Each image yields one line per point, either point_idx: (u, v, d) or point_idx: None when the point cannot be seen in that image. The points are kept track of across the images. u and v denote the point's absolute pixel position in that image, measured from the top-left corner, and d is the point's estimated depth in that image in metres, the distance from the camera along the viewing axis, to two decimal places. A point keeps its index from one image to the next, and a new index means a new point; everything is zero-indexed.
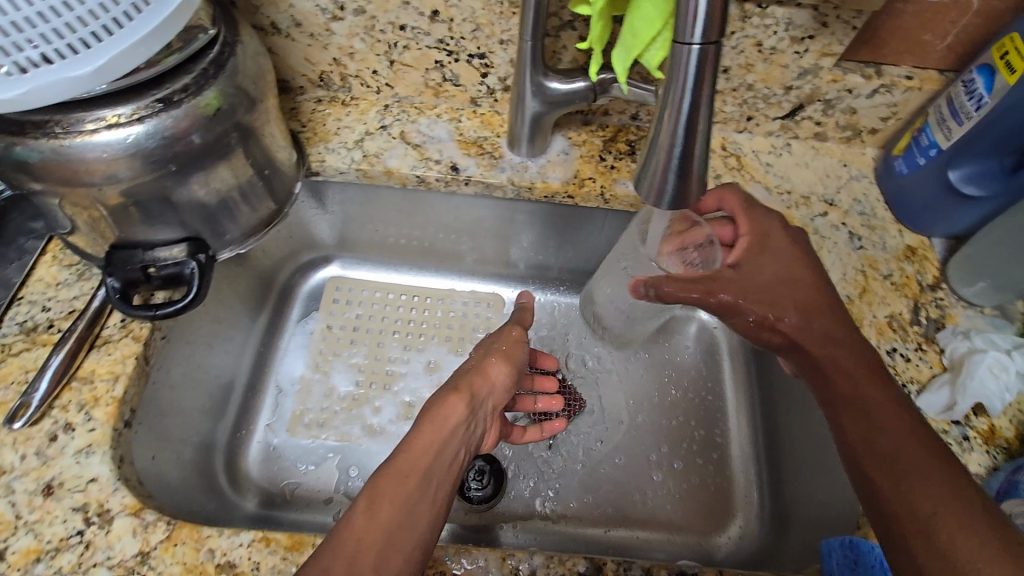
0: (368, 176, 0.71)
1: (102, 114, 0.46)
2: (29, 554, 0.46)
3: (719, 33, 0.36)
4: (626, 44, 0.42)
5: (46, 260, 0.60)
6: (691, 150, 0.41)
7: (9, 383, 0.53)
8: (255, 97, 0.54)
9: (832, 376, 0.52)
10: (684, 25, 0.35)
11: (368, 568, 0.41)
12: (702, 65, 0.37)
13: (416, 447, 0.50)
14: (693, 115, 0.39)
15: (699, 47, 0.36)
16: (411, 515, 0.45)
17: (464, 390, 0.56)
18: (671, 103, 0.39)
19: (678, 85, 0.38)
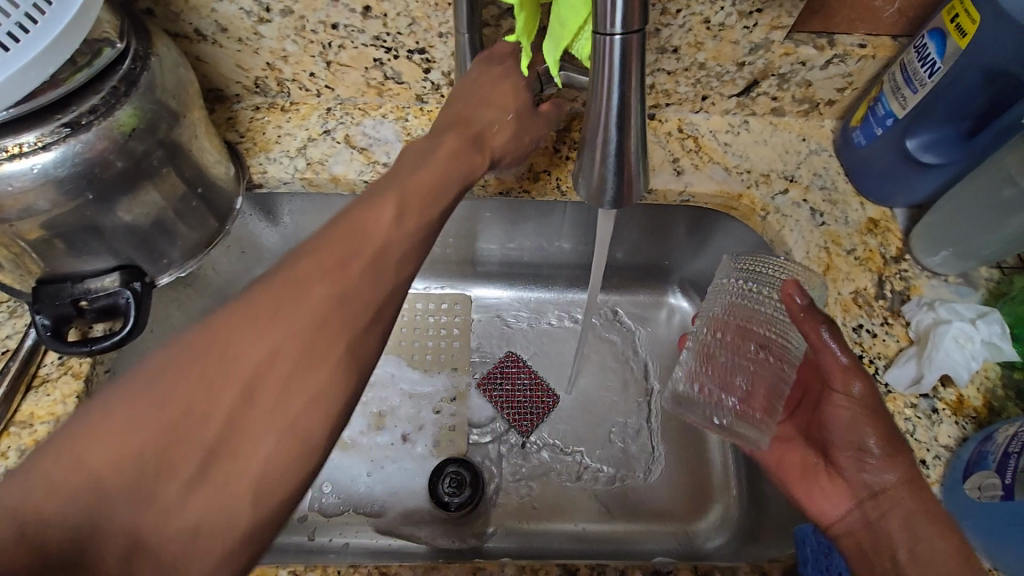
0: (314, 184, 0.68)
1: (4, 144, 0.43)
2: None
3: (641, 21, 0.33)
4: (554, 37, 0.40)
5: None
6: (626, 145, 0.39)
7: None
8: (176, 111, 0.51)
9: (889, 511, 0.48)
10: (602, 13, 0.33)
11: (282, 355, 0.39)
12: (626, 55, 0.35)
13: (364, 230, 0.45)
14: (624, 110, 0.37)
15: (621, 37, 0.34)
16: (340, 315, 0.42)
17: (470, 130, 0.57)
18: (599, 96, 0.37)
19: (604, 78, 0.36)
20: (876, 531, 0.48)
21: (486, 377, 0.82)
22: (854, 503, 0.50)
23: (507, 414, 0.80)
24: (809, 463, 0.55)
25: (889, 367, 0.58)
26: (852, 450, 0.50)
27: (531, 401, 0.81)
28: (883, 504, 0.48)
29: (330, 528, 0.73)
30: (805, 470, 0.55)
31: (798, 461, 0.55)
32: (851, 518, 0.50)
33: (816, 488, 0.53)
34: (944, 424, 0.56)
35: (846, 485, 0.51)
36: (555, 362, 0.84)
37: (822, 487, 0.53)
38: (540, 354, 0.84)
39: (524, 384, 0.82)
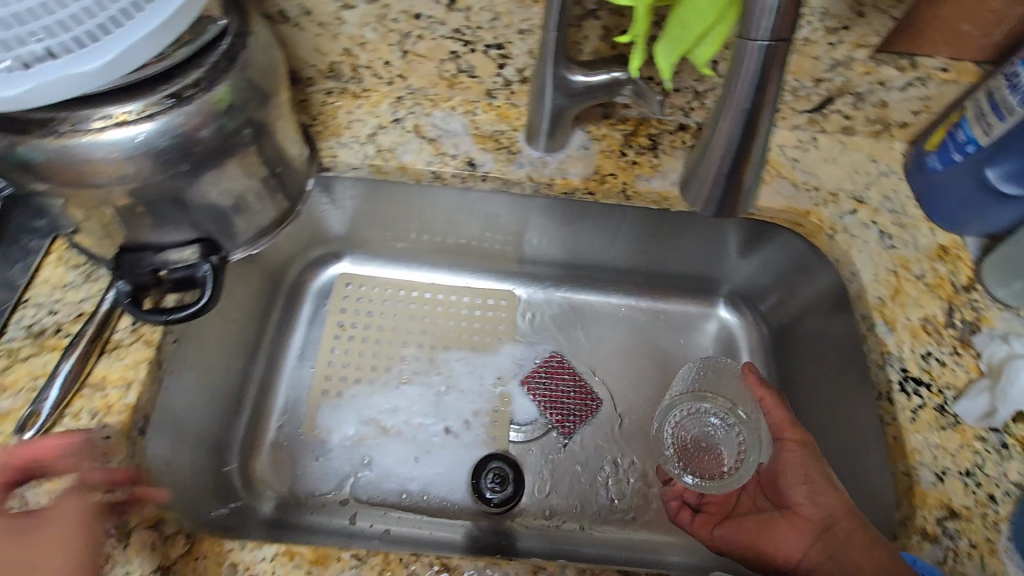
0: (381, 172, 0.69)
1: (111, 111, 0.43)
2: None
3: (790, 29, 0.33)
4: (674, 39, 0.40)
5: (51, 260, 0.58)
6: (750, 151, 0.39)
7: (15, 390, 0.51)
8: (267, 91, 0.51)
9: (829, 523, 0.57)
10: (753, 19, 0.33)
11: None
12: (768, 65, 0.35)
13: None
14: (755, 119, 0.37)
15: (768, 46, 0.34)
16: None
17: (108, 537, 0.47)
18: (730, 106, 0.37)
19: (742, 83, 0.36)
20: (834, 556, 0.55)
21: (529, 375, 0.82)
22: (813, 541, 0.58)
23: (549, 415, 0.79)
24: (767, 520, 0.63)
25: (959, 399, 0.58)
26: (804, 486, 0.62)
27: (574, 402, 0.80)
28: (823, 525, 0.58)
29: (372, 513, 0.71)
30: (765, 525, 0.62)
31: (758, 523, 0.63)
32: (814, 551, 0.57)
33: (775, 535, 0.61)
34: (1015, 460, 0.55)
35: (803, 524, 0.60)
36: (598, 366, 0.83)
37: (782, 534, 0.60)
38: (584, 357, 0.83)
39: (568, 385, 0.81)
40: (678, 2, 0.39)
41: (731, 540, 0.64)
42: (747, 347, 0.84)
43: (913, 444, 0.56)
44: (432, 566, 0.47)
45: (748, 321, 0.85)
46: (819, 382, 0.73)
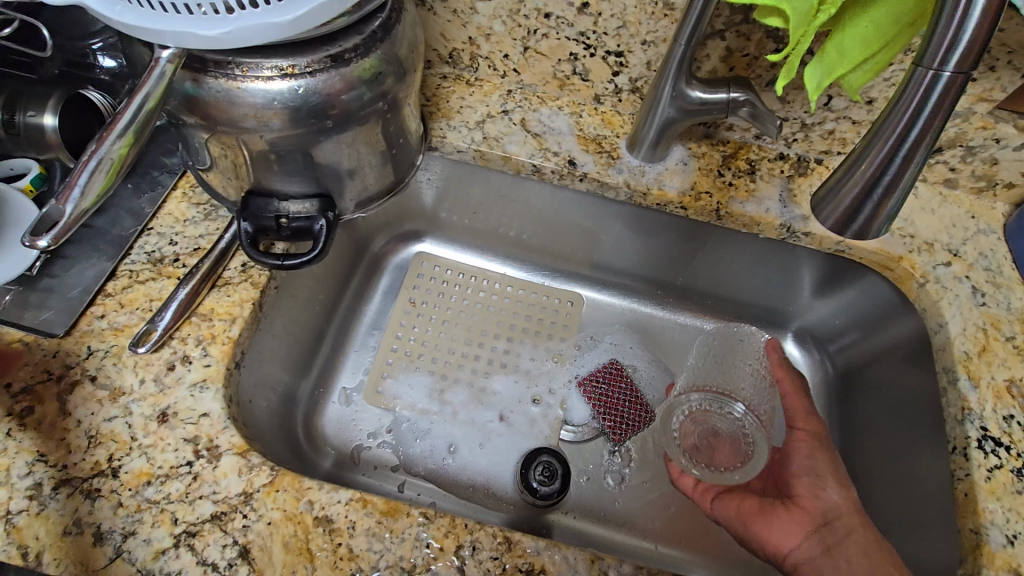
0: (484, 158, 0.72)
1: (279, 63, 0.46)
2: (142, 475, 0.48)
3: (973, 65, 0.37)
4: (830, 63, 0.44)
5: (177, 195, 0.62)
6: (899, 178, 0.43)
7: (132, 309, 0.54)
8: (406, 66, 0.54)
9: (832, 519, 0.56)
10: (936, 51, 0.37)
11: None
12: (945, 91, 0.38)
13: None
14: (913, 149, 0.41)
15: (949, 75, 0.37)
16: None
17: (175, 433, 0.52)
18: (896, 127, 0.41)
19: (910, 110, 0.39)
20: (831, 549, 0.53)
21: (587, 377, 0.82)
22: (810, 531, 0.56)
23: (603, 421, 0.79)
24: (766, 504, 0.59)
25: None
26: (810, 479, 0.60)
27: (629, 412, 0.80)
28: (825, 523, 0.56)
29: (419, 485, 0.73)
30: (763, 508, 0.59)
31: (756, 504, 0.59)
32: (809, 544, 0.55)
33: (773, 523, 0.57)
34: None
35: (803, 515, 0.57)
36: (655, 380, 0.83)
37: (781, 520, 0.57)
38: (643, 371, 0.83)
39: (624, 394, 0.81)
40: (831, 35, 0.45)
41: (725, 511, 0.61)
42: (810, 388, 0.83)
43: (985, 504, 0.54)
44: (495, 537, 0.48)
45: (815, 360, 0.83)
46: (883, 432, 0.72)
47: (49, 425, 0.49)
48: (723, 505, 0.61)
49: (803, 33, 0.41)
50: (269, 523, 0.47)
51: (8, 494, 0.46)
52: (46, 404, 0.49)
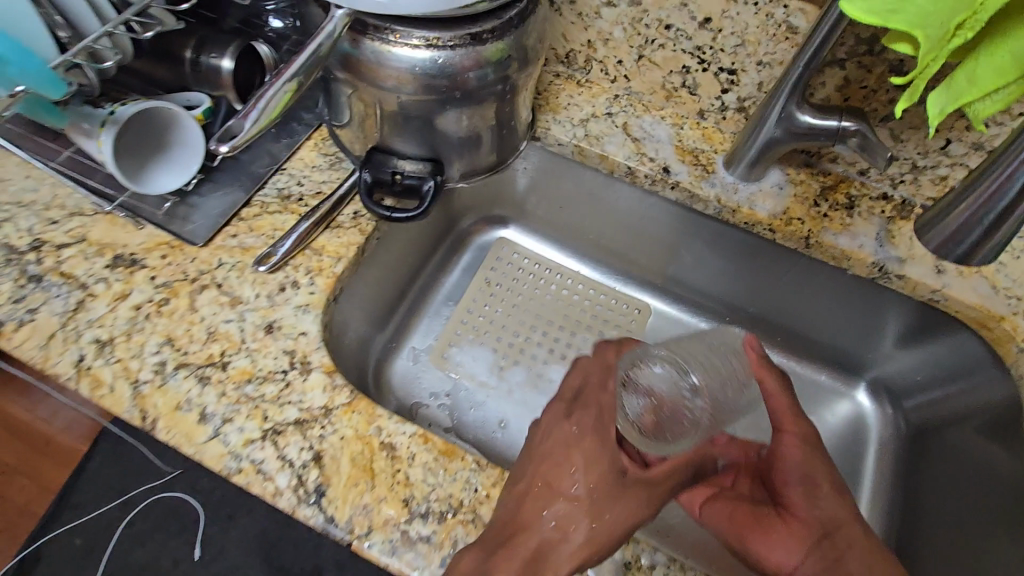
0: (582, 154, 0.75)
1: (426, 34, 0.52)
2: (244, 373, 0.54)
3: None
4: (957, 91, 0.44)
5: (309, 145, 0.69)
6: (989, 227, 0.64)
7: (260, 233, 0.62)
8: (531, 55, 0.59)
9: (831, 539, 0.48)
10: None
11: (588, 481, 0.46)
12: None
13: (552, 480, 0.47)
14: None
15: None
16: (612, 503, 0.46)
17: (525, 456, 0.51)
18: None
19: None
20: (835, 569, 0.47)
21: None
22: (808, 549, 0.49)
23: None
24: (758, 511, 0.52)
25: None
26: (805, 484, 0.51)
27: None
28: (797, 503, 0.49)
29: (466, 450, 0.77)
30: (756, 517, 0.52)
31: (748, 511, 0.53)
32: (810, 563, 0.48)
33: (766, 538, 0.51)
34: None
35: (800, 527, 0.50)
36: None
37: (776, 535, 0.50)
38: None
39: None
40: (962, 64, 0.45)
41: (716, 520, 0.55)
42: (875, 440, 0.79)
43: None
44: None
45: (886, 413, 0.80)
46: (952, 497, 0.68)
47: (179, 316, 0.56)
48: (715, 514, 0.55)
49: (934, 56, 0.42)
50: (342, 438, 0.52)
51: (140, 365, 0.53)
52: (179, 298, 0.57)
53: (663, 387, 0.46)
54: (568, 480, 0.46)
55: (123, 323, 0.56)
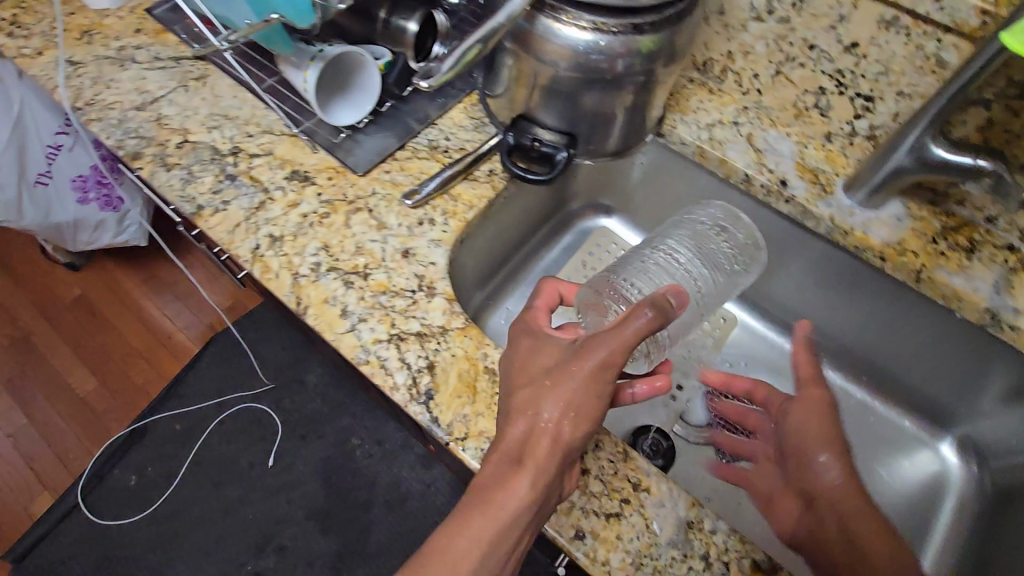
0: (703, 156, 0.79)
1: (594, 19, 0.59)
2: (380, 286, 0.63)
3: None
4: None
5: (460, 107, 0.78)
6: None
7: (409, 174, 0.71)
8: (678, 53, 0.64)
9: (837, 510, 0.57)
10: None
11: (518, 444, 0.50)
12: None
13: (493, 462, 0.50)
14: None
15: None
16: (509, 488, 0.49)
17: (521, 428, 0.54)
18: None
19: None
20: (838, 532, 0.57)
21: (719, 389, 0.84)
22: (814, 513, 0.59)
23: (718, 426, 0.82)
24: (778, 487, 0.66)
25: None
26: (816, 458, 0.61)
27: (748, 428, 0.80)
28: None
29: None
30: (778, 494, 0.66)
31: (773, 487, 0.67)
32: (810, 524, 0.60)
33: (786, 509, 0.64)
34: None
35: (809, 498, 0.61)
36: None
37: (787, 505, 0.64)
38: None
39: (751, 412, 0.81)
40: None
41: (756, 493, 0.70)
42: (954, 492, 0.79)
43: None
44: (616, 446, 0.55)
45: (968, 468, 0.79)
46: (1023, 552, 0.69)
47: (336, 229, 0.66)
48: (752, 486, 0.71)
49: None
50: (453, 356, 0.60)
51: (301, 261, 0.64)
52: (337, 215, 0.68)
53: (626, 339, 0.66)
54: (529, 408, 0.50)
55: (292, 225, 0.66)
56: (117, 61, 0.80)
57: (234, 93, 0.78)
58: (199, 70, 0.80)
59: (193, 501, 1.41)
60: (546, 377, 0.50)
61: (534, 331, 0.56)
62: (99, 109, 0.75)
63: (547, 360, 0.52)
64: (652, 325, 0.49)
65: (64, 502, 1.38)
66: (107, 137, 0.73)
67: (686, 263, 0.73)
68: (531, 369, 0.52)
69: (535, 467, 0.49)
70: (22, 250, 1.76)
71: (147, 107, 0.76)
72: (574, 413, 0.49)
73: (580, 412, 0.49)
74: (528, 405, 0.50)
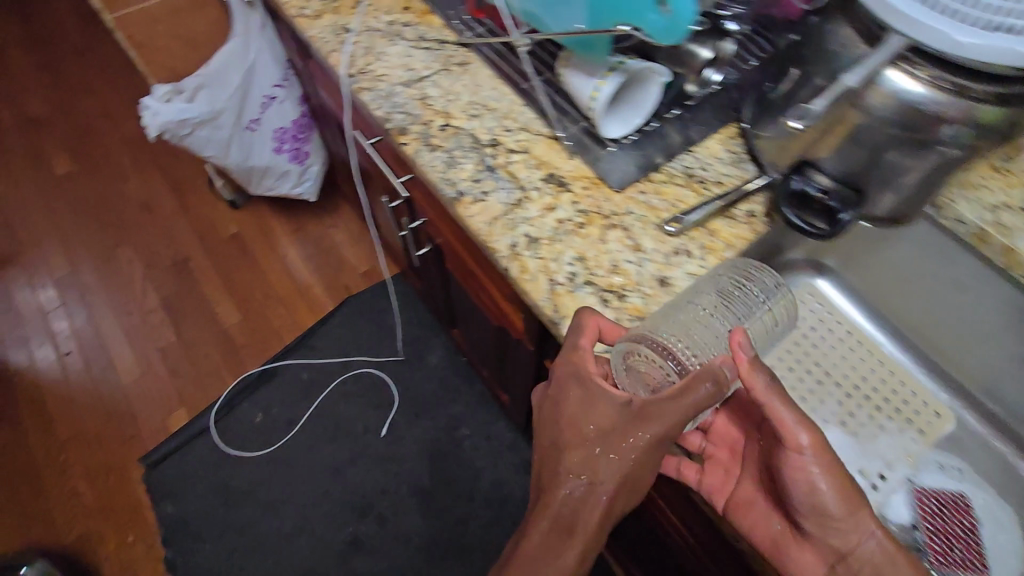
0: (980, 239, 0.72)
1: (948, 79, 0.53)
2: (636, 310, 0.61)
3: None
4: None
5: (719, 137, 0.74)
6: None
7: (667, 199, 0.68)
8: (1016, 127, 0.57)
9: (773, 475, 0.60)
10: None
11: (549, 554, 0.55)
12: None
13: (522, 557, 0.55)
14: None
15: None
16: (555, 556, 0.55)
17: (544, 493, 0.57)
18: None
19: None
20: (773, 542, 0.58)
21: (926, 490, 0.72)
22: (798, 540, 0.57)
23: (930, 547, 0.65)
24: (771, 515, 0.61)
25: None
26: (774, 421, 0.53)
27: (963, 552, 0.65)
28: (859, 497, 0.53)
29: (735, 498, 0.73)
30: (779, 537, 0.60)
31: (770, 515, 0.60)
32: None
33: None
34: None
35: (750, 468, 0.63)
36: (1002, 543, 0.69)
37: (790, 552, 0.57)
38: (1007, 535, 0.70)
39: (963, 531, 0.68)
40: None
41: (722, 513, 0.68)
42: None
43: None
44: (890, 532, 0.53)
45: None
46: None
47: (592, 241, 0.65)
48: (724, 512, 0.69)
49: None
50: None
51: (557, 267, 0.63)
52: (593, 227, 0.66)
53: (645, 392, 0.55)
54: (584, 471, 0.54)
55: (549, 229, 0.66)
56: (387, 35, 0.83)
57: (494, 85, 0.78)
58: (461, 56, 0.81)
59: (309, 450, 1.47)
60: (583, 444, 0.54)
61: (583, 377, 0.55)
62: (369, 78, 0.78)
63: (601, 419, 0.54)
64: (711, 400, 0.51)
65: (199, 421, 1.48)
66: (376, 107, 0.76)
67: (754, 292, 0.58)
68: (562, 427, 0.55)
69: (586, 535, 0.55)
70: (192, 181, 1.89)
71: (413, 84, 0.78)
72: (627, 483, 0.54)
73: (635, 477, 0.54)
74: (574, 478, 0.54)
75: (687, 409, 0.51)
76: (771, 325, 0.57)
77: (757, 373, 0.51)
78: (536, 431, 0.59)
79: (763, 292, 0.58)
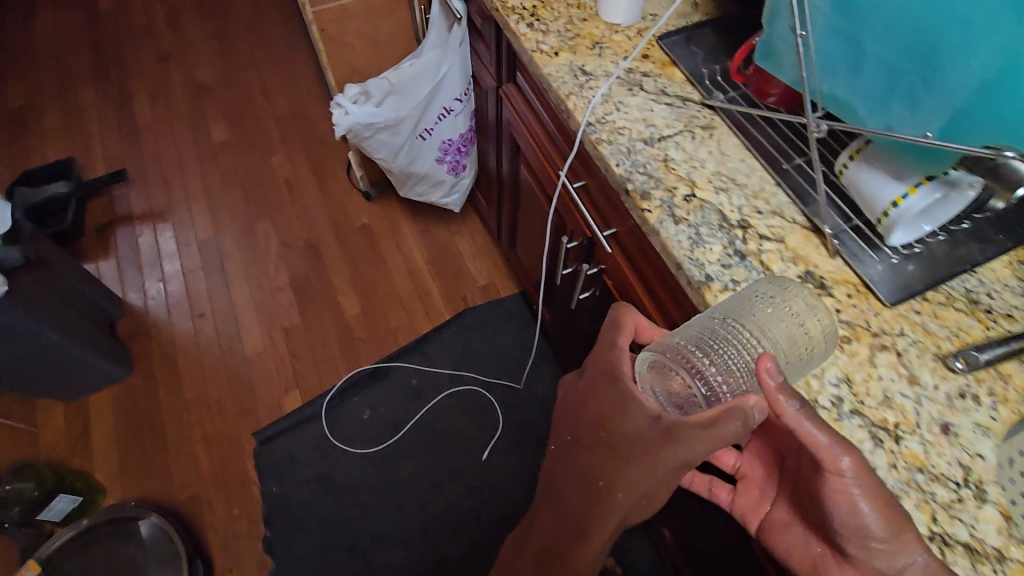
0: None
1: None
2: (915, 458, 0.53)
3: None
4: None
5: (1006, 260, 0.65)
6: None
7: (946, 324, 0.60)
8: None
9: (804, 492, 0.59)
10: None
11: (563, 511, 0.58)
12: None
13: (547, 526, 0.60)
14: None
15: None
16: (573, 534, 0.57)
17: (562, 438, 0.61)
18: None
19: None
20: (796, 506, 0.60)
21: None
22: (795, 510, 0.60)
23: None
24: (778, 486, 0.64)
25: None
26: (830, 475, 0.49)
27: None
28: (905, 517, 0.48)
29: None
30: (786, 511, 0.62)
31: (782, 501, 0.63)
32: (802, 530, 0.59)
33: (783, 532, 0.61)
34: None
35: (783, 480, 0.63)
36: None
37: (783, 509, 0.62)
38: None
39: None
40: None
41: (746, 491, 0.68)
42: None
43: None
44: None
45: None
46: None
47: (860, 362, 0.58)
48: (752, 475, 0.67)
49: None
50: None
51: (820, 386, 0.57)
52: (861, 345, 0.59)
53: (676, 406, 0.54)
54: (607, 477, 0.55)
55: None
56: (627, 83, 0.79)
57: (743, 156, 0.72)
58: (705, 118, 0.75)
59: (410, 459, 1.46)
60: (611, 462, 0.55)
61: (615, 376, 0.56)
62: (608, 130, 0.74)
63: (632, 429, 0.53)
64: (740, 435, 0.50)
65: (310, 407, 1.50)
66: (616, 164, 0.71)
67: (781, 302, 0.55)
68: (579, 430, 0.58)
69: (610, 526, 0.55)
70: (332, 166, 1.93)
71: (656, 144, 0.73)
72: (641, 487, 0.54)
73: (660, 484, 0.54)
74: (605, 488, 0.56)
75: (714, 439, 0.50)
76: (806, 346, 0.54)
77: (784, 397, 0.48)
78: (554, 427, 0.62)
79: (793, 313, 0.55)
